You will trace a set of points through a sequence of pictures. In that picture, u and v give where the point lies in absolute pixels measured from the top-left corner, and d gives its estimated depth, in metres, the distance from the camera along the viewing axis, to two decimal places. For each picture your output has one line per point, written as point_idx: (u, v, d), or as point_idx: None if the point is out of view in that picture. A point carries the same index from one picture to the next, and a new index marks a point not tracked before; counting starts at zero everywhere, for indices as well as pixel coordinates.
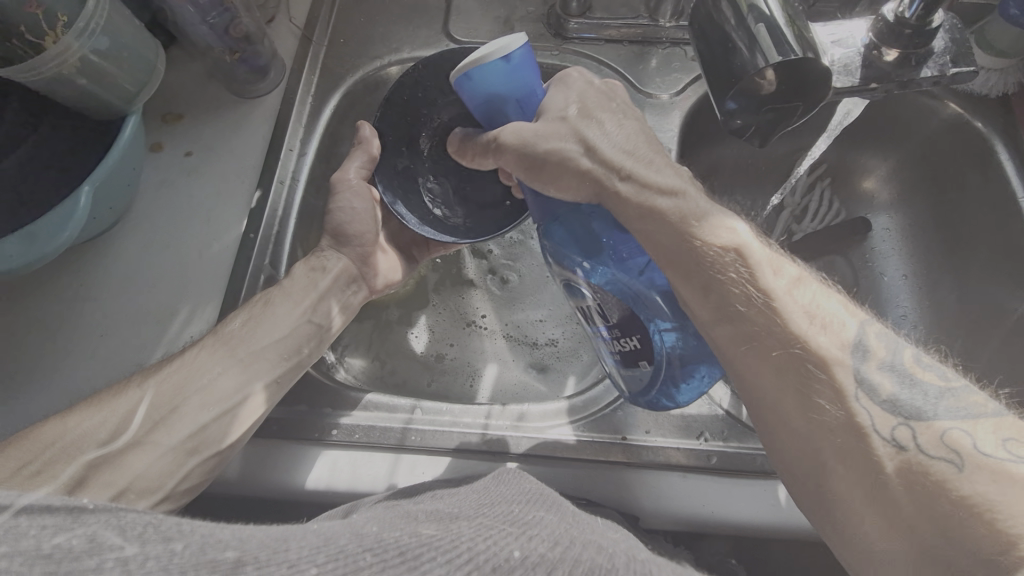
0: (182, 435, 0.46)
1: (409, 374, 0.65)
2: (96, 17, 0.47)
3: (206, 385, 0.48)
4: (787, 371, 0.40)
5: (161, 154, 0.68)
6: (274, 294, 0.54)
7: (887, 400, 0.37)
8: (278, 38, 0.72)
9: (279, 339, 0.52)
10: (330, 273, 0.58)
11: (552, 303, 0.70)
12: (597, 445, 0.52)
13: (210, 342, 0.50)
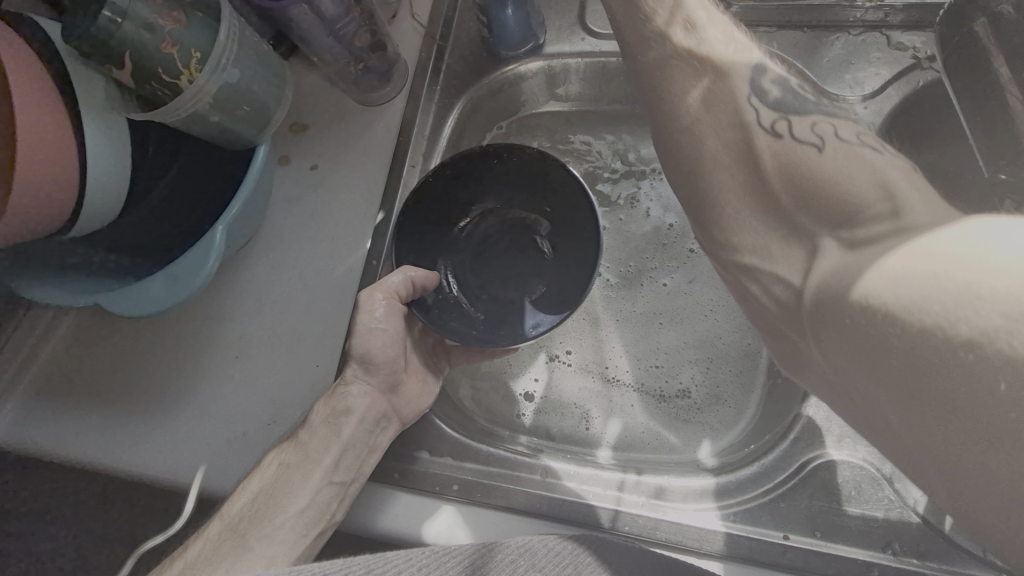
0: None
1: (514, 408, 0.60)
2: (226, 50, 0.45)
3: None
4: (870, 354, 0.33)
5: (288, 167, 0.66)
6: (287, 453, 0.47)
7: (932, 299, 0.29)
8: (401, 39, 0.68)
9: (298, 509, 0.46)
10: (356, 414, 0.48)
11: (682, 344, 0.62)
12: (760, 541, 0.44)
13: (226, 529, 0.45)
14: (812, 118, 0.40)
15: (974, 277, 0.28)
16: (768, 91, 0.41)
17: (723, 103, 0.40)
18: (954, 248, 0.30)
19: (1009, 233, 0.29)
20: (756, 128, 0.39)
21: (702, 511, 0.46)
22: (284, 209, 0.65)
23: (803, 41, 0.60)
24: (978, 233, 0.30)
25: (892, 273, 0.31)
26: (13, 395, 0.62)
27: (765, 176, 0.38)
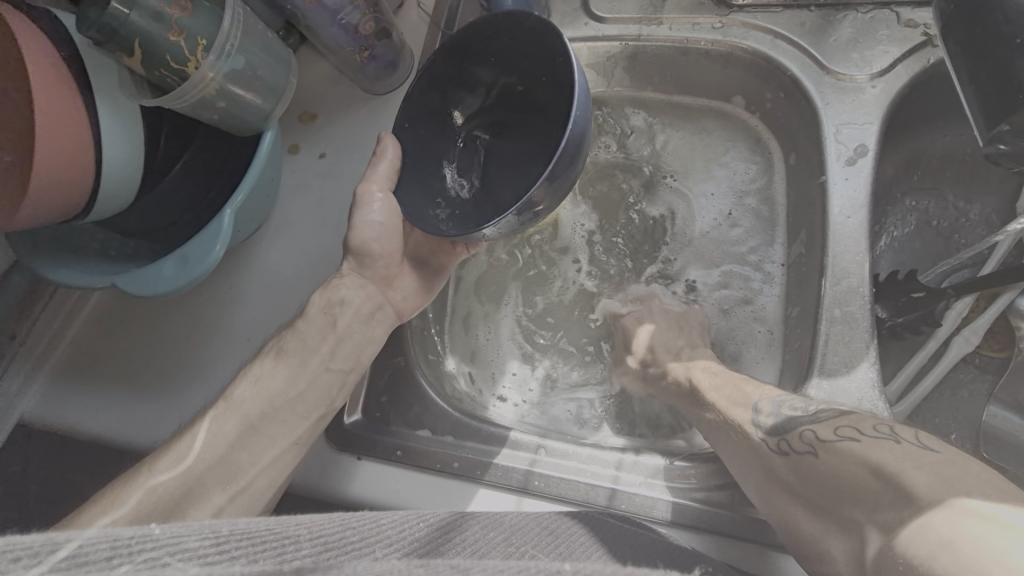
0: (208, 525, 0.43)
1: (500, 382, 0.63)
2: (231, 38, 0.46)
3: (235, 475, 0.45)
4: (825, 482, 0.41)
5: (298, 155, 0.68)
6: (284, 341, 0.49)
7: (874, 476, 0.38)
8: (408, 28, 0.69)
9: (293, 399, 0.48)
10: (349, 306, 0.51)
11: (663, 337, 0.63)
12: (751, 521, 0.45)
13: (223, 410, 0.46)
14: (835, 421, 0.43)
15: (891, 466, 0.38)
16: (785, 406, 0.46)
17: (738, 404, 0.50)
18: (881, 456, 0.39)
19: (892, 450, 0.39)
20: (791, 429, 0.44)
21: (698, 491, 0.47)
22: (294, 196, 0.66)
23: (810, 21, 0.59)
24: (878, 448, 0.39)
25: (850, 472, 0.39)
26: (36, 375, 0.64)
27: (791, 483, 0.43)
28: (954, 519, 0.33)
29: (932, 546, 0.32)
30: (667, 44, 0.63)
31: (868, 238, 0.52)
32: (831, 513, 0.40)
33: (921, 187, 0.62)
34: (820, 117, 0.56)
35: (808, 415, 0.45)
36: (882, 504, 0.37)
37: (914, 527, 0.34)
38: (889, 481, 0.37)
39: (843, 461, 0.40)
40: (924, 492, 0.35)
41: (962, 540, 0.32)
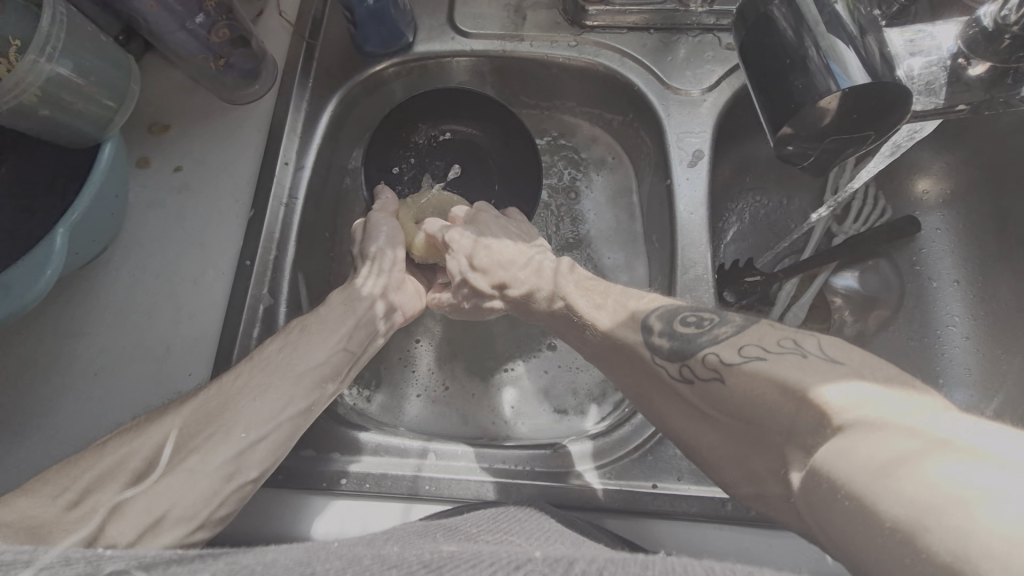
0: (217, 459, 0.42)
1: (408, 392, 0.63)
2: (53, 37, 0.43)
3: (237, 450, 0.43)
4: (619, 352, 0.46)
5: (147, 170, 0.62)
6: (310, 320, 0.51)
7: (665, 311, 0.44)
8: (269, 38, 0.66)
9: (314, 366, 0.49)
10: (362, 302, 0.54)
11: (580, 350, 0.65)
12: (629, 493, 0.48)
13: (246, 367, 0.47)
14: (736, 341, 0.38)
15: (809, 385, 0.31)
16: (677, 320, 0.43)
17: (621, 319, 0.46)
18: (809, 376, 0.31)
19: (810, 366, 0.32)
20: (692, 355, 0.40)
21: (582, 474, 0.50)
22: (144, 213, 0.61)
23: (651, 43, 0.65)
24: (808, 370, 0.32)
25: (758, 392, 0.34)
26: None
27: (621, 365, 0.46)
28: (880, 441, 0.25)
29: (855, 461, 0.25)
30: (530, 58, 0.67)
31: (707, 231, 0.59)
32: (723, 446, 0.38)
33: (751, 188, 0.72)
34: (664, 127, 0.63)
35: (706, 334, 0.40)
36: (803, 427, 0.30)
37: (836, 439, 0.27)
38: (812, 402, 0.30)
39: (749, 380, 0.35)
40: (836, 410, 0.29)
41: (900, 465, 0.23)
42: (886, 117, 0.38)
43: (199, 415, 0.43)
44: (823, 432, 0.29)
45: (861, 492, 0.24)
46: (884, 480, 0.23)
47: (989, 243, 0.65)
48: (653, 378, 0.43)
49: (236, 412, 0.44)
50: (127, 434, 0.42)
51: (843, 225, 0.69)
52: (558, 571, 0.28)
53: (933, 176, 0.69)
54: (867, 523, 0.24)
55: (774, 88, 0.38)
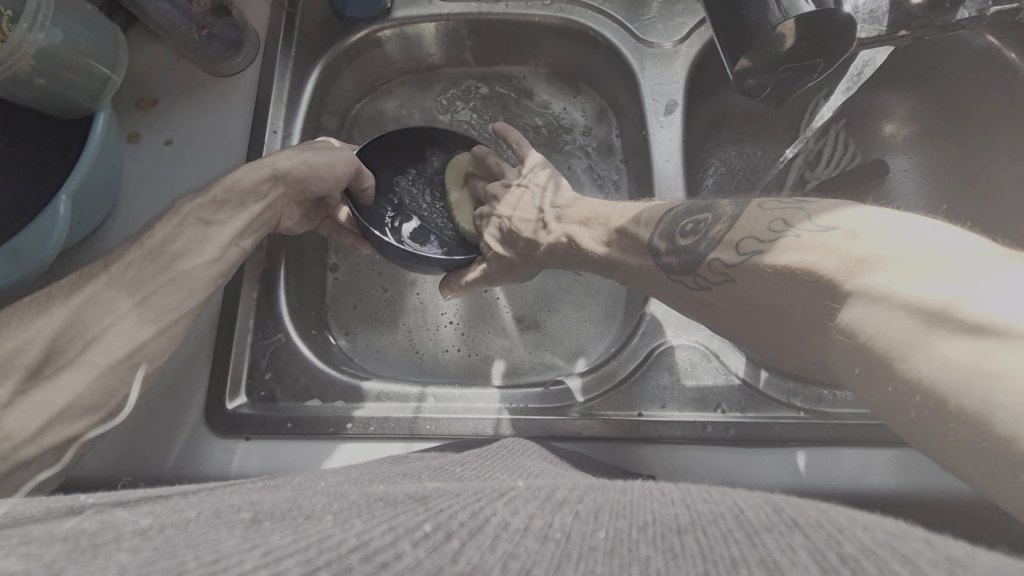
0: (158, 413, 0.45)
1: (392, 350, 0.66)
2: (43, 9, 0.45)
3: (114, 347, 0.43)
4: (642, 277, 0.50)
5: (139, 144, 0.64)
6: (200, 207, 0.50)
7: (667, 220, 0.46)
8: (251, 9, 0.67)
9: (210, 262, 0.49)
10: (265, 201, 0.52)
11: (551, 301, 0.68)
12: (616, 423, 0.52)
13: (132, 260, 0.46)
14: (732, 237, 0.41)
15: (816, 263, 0.33)
16: (677, 232, 0.45)
17: (631, 252, 0.49)
18: (811, 255, 0.34)
19: (810, 243, 0.35)
20: (700, 264, 0.42)
21: (572, 407, 0.54)
22: (141, 186, 0.62)
23: None
24: (809, 249, 0.34)
25: (771, 280, 0.37)
26: None
27: (650, 285, 0.49)
28: (899, 313, 0.28)
29: (885, 331, 0.28)
30: (506, 19, 0.69)
31: (684, 177, 0.61)
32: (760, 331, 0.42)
33: (728, 139, 0.74)
34: (639, 80, 0.65)
35: (705, 240, 0.43)
36: (820, 309, 0.33)
37: (859, 310, 0.30)
38: (818, 277, 0.33)
39: (762, 275, 0.38)
40: (849, 280, 0.31)
41: (925, 341, 0.26)
42: (833, 46, 0.41)
43: (133, 365, 0.44)
44: (835, 306, 0.32)
45: (895, 363, 0.27)
46: (912, 354, 0.26)
47: (954, 179, 0.68)
48: (667, 283, 0.47)
49: (120, 312, 0.44)
50: (44, 381, 0.40)
51: (816, 171, 0.72)
52: (541, 497, 0.28)
53: (900, 117, 0.72)
54: (903, 395, 0.27)
55: (727, 24, 0.41)
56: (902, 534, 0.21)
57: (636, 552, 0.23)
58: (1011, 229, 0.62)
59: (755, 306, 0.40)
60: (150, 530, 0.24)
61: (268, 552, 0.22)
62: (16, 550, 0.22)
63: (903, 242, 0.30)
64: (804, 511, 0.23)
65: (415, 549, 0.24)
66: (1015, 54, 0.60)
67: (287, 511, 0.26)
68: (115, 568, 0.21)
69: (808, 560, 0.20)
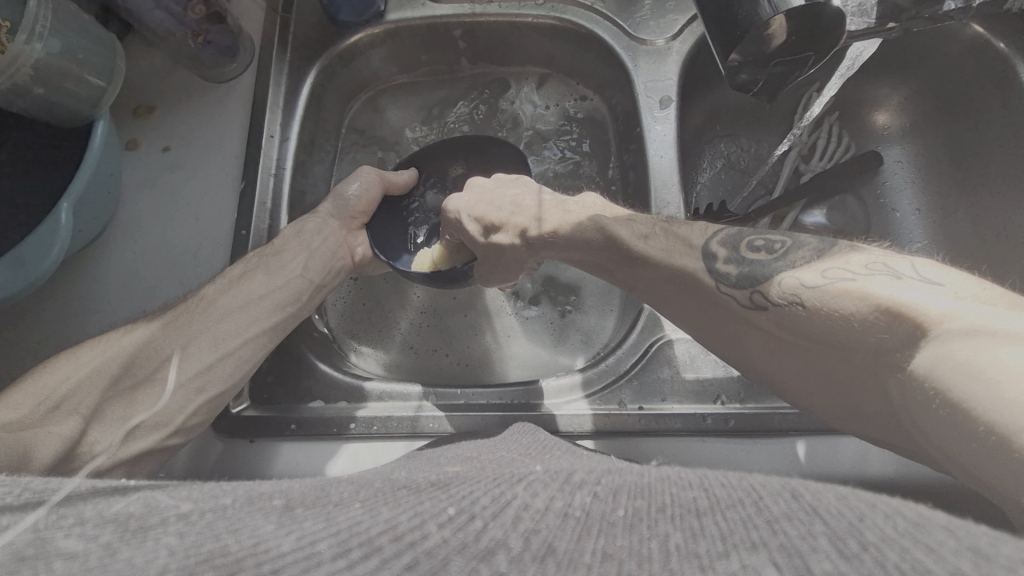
0: (186, 374, 0.47)
1: (396, 357, 0.66)
2: (41, 18, 0.46)
3: (180, 351, 0.48)
4: (670, 284, 0.46)
5: (138, 151, 0.64)
6: (265, 252, 0.56)
7: (726, 239, 0.44)
8: (246, 17, 0.68)
9: (275, 289, 0.54)
10: (323, 231, 0.58)
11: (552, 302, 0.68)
12: (616, 416, 0.52)
13: (196, 300, 0.52)
14: (816, 264, 0.37)
15: (902, 300, 0.31)
16: (744, 247, 0.42)
17: (677, 252, 0.45)
18: (902, 292, 0.31)
19: (904, 286, 0.32)
20: (767, 281, 0.39)
21: (573, 403, 0.54)
22: (143, 195, 0.63)
23: None
24: (905, 286, 0.32)
25: (841, 317, 0.34)
26: None
27: (682, 298, 0.45)
28: (990, 348, 0.25)
29: (953, 374, 0.26)
30: (499, 20, 0.70)
31: (680, 173, 0.62)
32: (806, 379, 0.39)
33: (722, 134, 0.75)
34: (632, 78, 0.66)
35: (781, 260, 0.40)
36: (890, 344, 0.31)
37: (930, 348, 0.28)
38: (903, 317, 0.30)
39: (831, 306, 0.35)
40: (934, 321, 0.29)
41: (1007, 372, 0.24)
42: (823, 42, 0.42)
43: (151, 343, 0.48)
44: (914, 345, 0.30)
45: (967, 409, 0.25)
46: (981, 382, 0.25)
47: (949, 170, 0.68)
48: (714, 304, 0.43)
49: (195, 332, 0.49)
50: (71, 362, 0.45)
51: (810, 164, 0.73)
52: (559, 480, 0.28)
53: (892, 108, 0.72)
54: (984, 439, 0.24)
55: (713, 17, 0.42)
56: (921, 527, 0.20)
57: (654, 528, 0.23)
58: (1006, 217, 0.62)
59: (793, 329, 0.37)
60: (193, 515, 0.25)
61: (302, 536, 0.23)
62: (75, 531, 0.23)
63: (997, 312, 0.28)
64: (822, 498, 0.23)
65: (441, 529, 0.24)
66: (1004, 43, 0.60)
67: (316, 498, 0.27)
68: (166, 550, 0.22)
69: (828, 545, 0.20)
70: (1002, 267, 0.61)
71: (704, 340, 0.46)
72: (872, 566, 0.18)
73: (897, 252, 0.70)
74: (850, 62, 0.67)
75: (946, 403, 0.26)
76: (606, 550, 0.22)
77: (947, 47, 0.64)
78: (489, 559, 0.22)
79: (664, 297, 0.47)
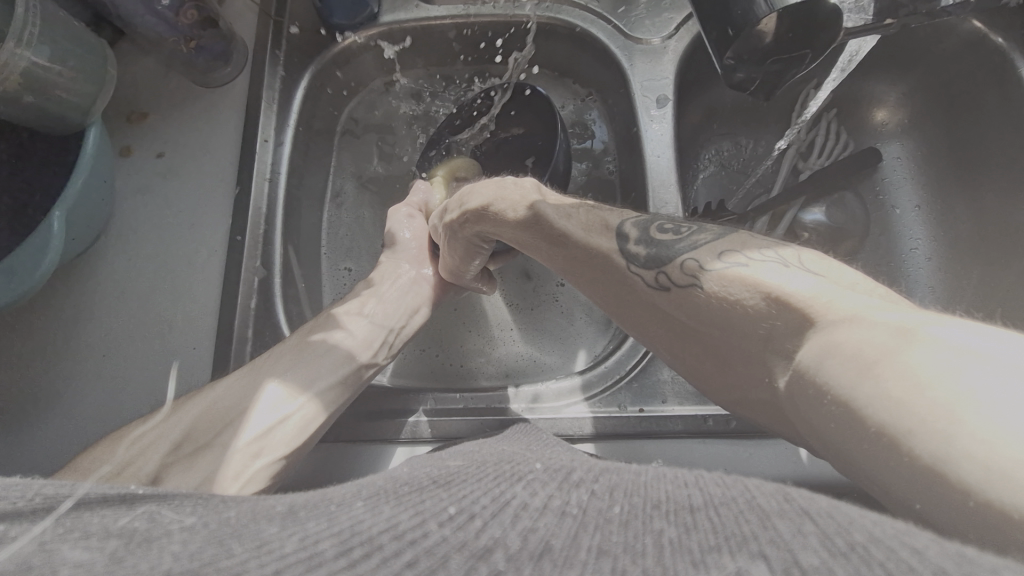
0: (248, 435, 0.47)
1: (393, 356, 0.66)
2: (31, 25, 0.45)
3: (239, 409, 0.49)
4: (586, 269, 0.45)
5: (131, 157, 0.64)
6: (334, 304, 0.59)
7: (639, 222, 0.43)
8: (239, 19, 0.67)
9: (342, 343, 0.54)
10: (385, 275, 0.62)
11: (552, 301, 0.68)
12: (616, 419, 0.52)
13: (273, 352, 0.53)
14: (716, 249, 0.37)
15: (790, 291, 0.31)
16: (654, 230, 0.42)
17: (595, 233, 0.44)
18: (790, 282, 0.32)
19: (791, 274, 0.32)
20: (671, 263, 0.39)
21: (573, 405, 0.54)
22: (136, 201, 0.62)
23: None
24: (791, 276, 0.32)
25: (732, 303, 0.34)
26: None
27: (597, 281, 0.45)
28: (868, 340, 0.26)
29: (837, 365, 0.26)
30: (494, 20, 0.69)
31: (677, 172, 0.61)
32: (707, 367, 0.40)
33: (720, 133, 0.74)
34: (628, 77, 0.65)
35: (685, 243, 0.40)
36: (778, 333, 0.31)
37: (818, 339, 0.28)
38: (792, 306, 0.31)
39: (727, 292, 0.35)
40: (817, 312, 0.29)
41: (899, 371, 0.24)
42: (820, 39, 0.42)
43: (222, 401, 0.49)
44: (802, 331, 0.30)
45: (851, 401, 0.25)
46: (871, 380, 0.24)
47: (949, 166, 0.68)
48: (621, 289, 0.43)
49: (262, 386, 0.50)
50: (158, 423, 0.48)
51: (808, 162, 0.72)
52: (557, 480, 0.28)
53: (891, 105, 0.72)
54: (862, 428, 0.25)
55: (708, 14, 0.41)
56: (909, 531, 0.19)
57: (648, 524, 0.23)
58: (1008, 213, 0.61)
59: (689, 315, 0.38)
60: (198, 525, 0.24)
61: (304, 537, 0.23)
62: (80, 543, 0.23)
63: (881, 308, 0.28)
64: (815, 502, 0.22)
65: (441, 528, 0.23)
66: (1002, 38, 0.59)
67: (320, 504, 0.27)
68: (169, 560, 0.21)
69: (818, 544, 0.19)
70: (1005, 263, 0.61)
71: (629, 330, 0.46)
72: (861, 565, 0.18)
73: (897, 249, 0.69)
74: (849, 56, 0.66)
75: (829, 393, 0.26)
76: (600, 546, 0.22)
77: (944, 43, 0.64)
78: (487, 558, 0.21)
79: (584, 278, 0.46)
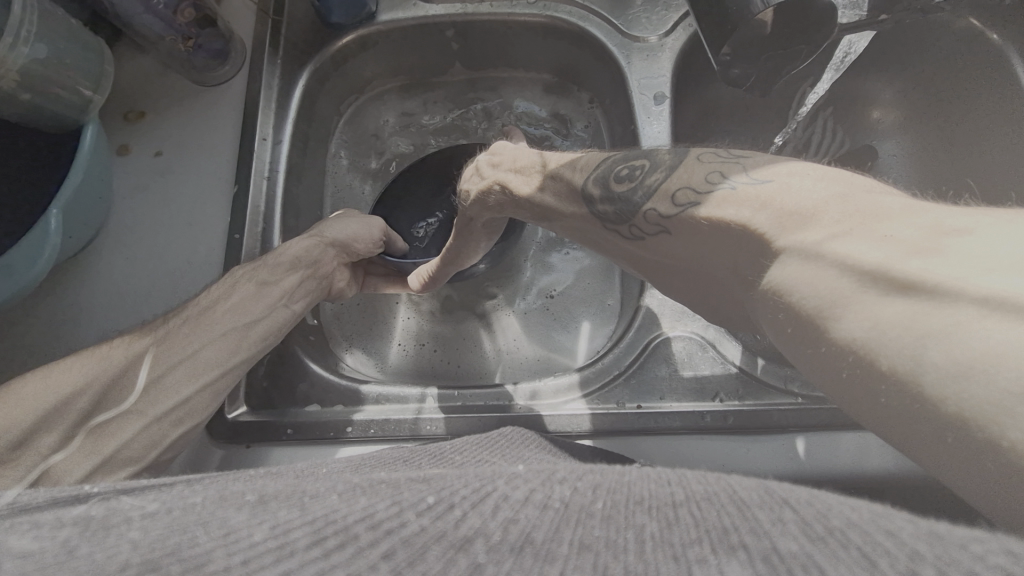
0: (165, 406, 0.46)
1: (388, 358, 0.66)
2: (27, 23, 0.45)
3: (152, 384, 0.46)
4: (570, 226, 0.46)
5: (129, 155, 0.64)
6: (257, 269, 0.53)
7: (600, 165, 0.42)
8: (238, 18, 0.68)
9: (262, 319, 0.52)
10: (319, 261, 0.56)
11: (551, 303, 0.67)
12: (615, 415, 0.52)
13: (187, 321, 0.50)
14: (669, 186, 0.36)
15: (748, 218, 0.30)
16: (611, 178, 0.40)
17: (568, 197, 0.44)
18: (751, 208, 0.31)
19: (747, 197, 0.31)
20: (634, 215, 0.38)
21: (570, 402, 0.54)
22: (134, 198, 0.62)
23: None
24: (745, 203, 0.31)
25: (708, 243, 0.34)
26: None
27: (578, 231, 0.46)
28: (841, 269, 0.25)
29: (819, 297, 0.25)
30: (491, 19, 0.69)
31: None
32: (698, 290, 0.41)
33: (716, 130, 0.74)
34: (625, 75, 0.65)
35: (639, 186, 0.38)
36: (748, 262, 0.31)
37: (792, 269, 0.27)
38: (756, 237, 0.30)
39: (696, 229, 0.34)
40: (778, 235, 0.29)
41: (887, 303, 0.23)
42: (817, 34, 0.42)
43: (131, 370, 0.46)
44: (767, 263, 0.29)
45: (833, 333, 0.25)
46: (859, 318, 0.24)
47: (942, 161, 0.67)
48: (606, 239, 0.44)
49: (178, 360, 0.47)
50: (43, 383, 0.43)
51: (804, 159, 0.73)
52: (540, 476, 0.27)
53: (886, 104, 0.72)
54: (836, 361, 0.25)
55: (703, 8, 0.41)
56: (885, 515, 0.20)
57: (631, 518, 0.22)
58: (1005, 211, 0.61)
59: (671, 253, 0.38)
60: (159, 513, 0.24)
61: (276, 526, 0.22)
62: (30, 533, 0.22)
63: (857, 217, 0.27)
64: (792, 492, 0.22)
65: (419, 518, 0.23)
66: None
67: (291, 493, 0.26)
68: (126, 547, 0.21)
69: (797, 530, 0.20)
70: None
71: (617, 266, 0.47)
72: (841, 551, 0.18)
73: None
74: (843, 53, 0.69)
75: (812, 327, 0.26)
76: (583, 541, 0.22)
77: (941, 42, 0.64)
78: (467, 548, 0.21)
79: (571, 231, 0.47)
